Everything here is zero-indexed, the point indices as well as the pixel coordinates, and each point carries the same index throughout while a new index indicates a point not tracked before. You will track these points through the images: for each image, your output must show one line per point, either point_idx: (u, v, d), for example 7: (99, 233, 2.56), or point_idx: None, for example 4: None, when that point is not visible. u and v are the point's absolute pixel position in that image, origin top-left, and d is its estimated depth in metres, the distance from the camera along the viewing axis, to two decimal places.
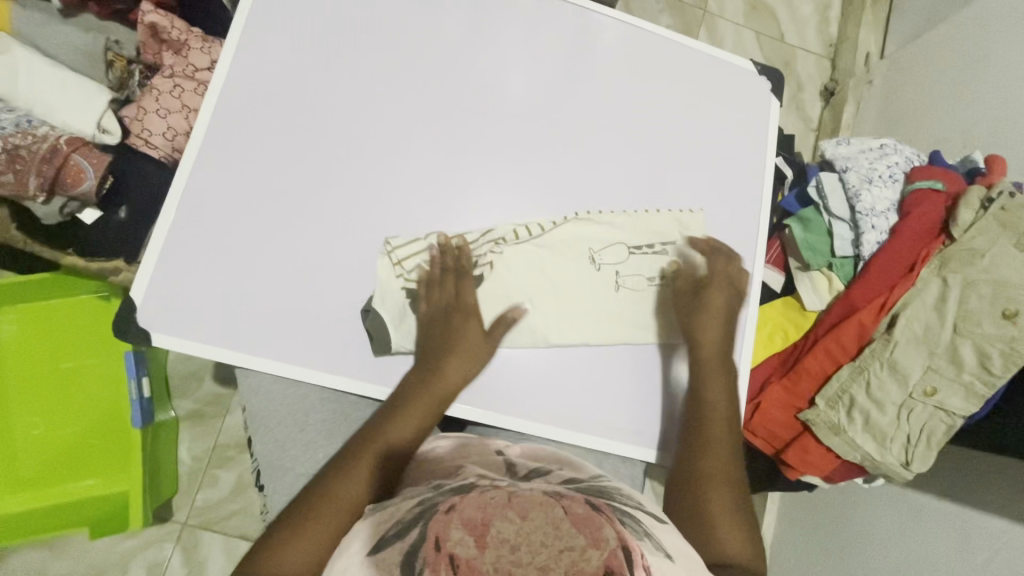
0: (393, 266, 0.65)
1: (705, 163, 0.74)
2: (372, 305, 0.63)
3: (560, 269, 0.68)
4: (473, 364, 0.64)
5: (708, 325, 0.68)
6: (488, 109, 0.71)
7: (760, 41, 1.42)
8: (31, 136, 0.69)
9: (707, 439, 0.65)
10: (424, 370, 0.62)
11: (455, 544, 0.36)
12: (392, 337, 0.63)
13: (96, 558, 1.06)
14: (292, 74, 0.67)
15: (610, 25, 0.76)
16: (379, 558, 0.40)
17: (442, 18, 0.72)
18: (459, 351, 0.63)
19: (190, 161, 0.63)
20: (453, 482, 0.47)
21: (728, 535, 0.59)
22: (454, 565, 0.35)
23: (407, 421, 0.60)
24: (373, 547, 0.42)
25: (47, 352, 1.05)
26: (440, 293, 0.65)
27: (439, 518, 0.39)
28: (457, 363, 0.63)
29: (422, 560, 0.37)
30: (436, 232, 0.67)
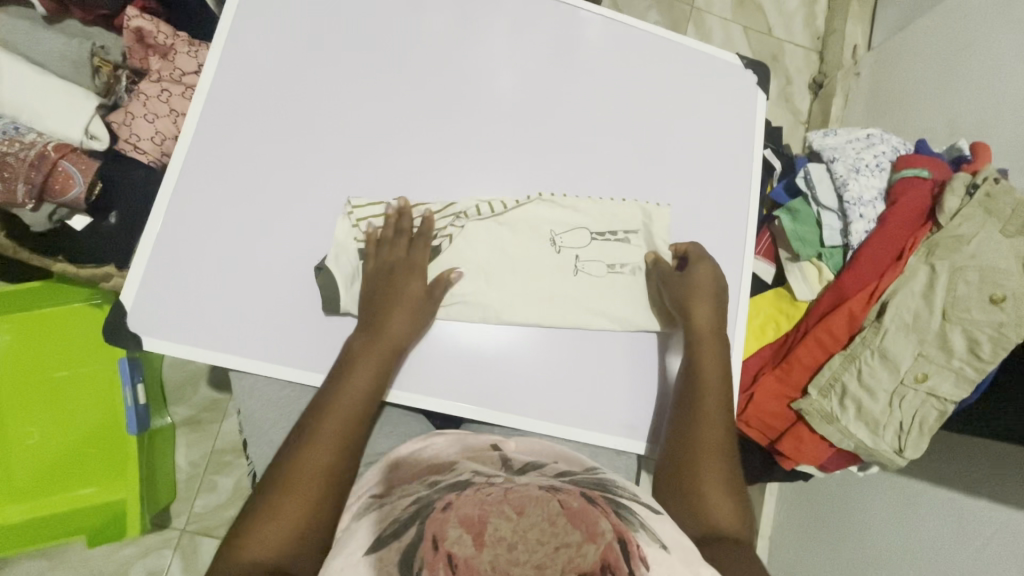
0: (352, 225, 0.65)
1: (694, 156, 0.75)
2: (325, 264, 0.63)
3: (519, 246, 0.68)
4: (417, 322, 0.63)
5: (701, 306, 0.66)
6: (476, 106, 0.71)
7: (748, 36, 1.43)
8: (18, 143, 0.69)
9: (698, 415, 0.63)
10: (367, 332, 0.61)
11: (451, 543, 0.36)
12: (341, 297, 0.63)
13: (95, 567, 1.06)
14: (279, 76, 0.67)
15: (596, 21, 0.77)
16: (377, 558, 0.40)
17: (428, 17, 0.72)
18: (401, 308, 0.62)
19: (178, 165, 0.63)
20: (448, 478, 0.48)
21: (718, 508, 0.59)
22: (451, 564, 0.35)
23: (355, 381, 0.59)
24: (370, 547, 0.42)
25: (41, 361, 1.05)
26: (390, 252, 0.65)
27: (436, 517, 0.39)
28: (400, 320, 0.62)
29: (419, 560, 0.37)
30: (394, 202, 0.67)
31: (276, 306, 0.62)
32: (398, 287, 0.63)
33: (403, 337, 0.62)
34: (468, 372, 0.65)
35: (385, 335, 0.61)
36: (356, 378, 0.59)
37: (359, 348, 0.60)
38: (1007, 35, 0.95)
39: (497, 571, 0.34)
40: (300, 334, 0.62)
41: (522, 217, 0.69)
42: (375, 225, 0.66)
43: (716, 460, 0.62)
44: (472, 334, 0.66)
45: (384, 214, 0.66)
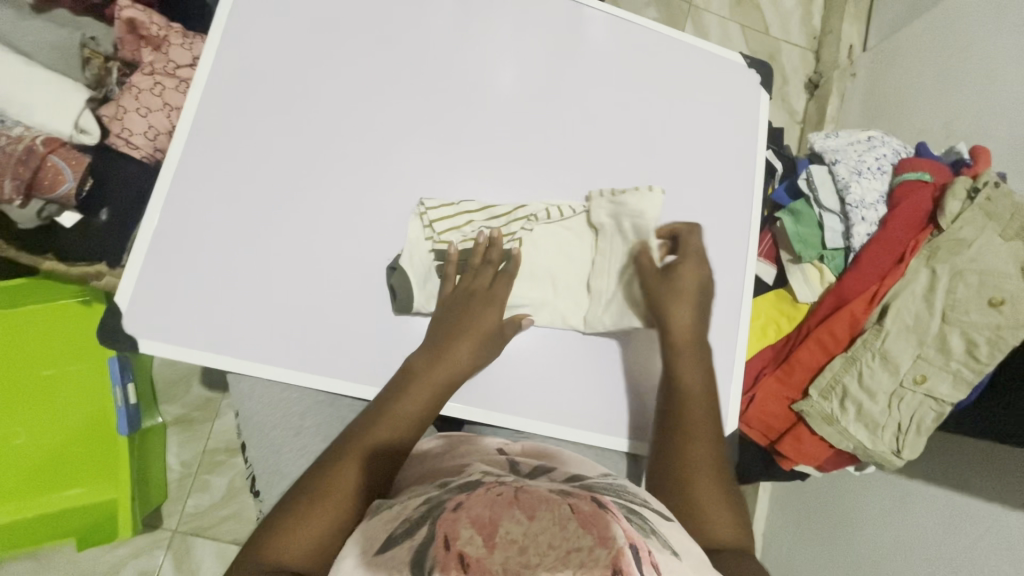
0: (424, 228, 0.65)
1: (698, 156, 0.75)
2: (399, 263, 0.64)
3: (575, 255, 0.69)
4: (481, 348, 0.63)
5: (678, 311, 0.66)
6: (480, 104, 0.70)
7: (745, 34, 1.43)
8: (5, 137, 0.66)
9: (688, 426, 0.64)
10: (432, 353, 0.62)
11: (464, 543, 0.36)
12: (415, 296, 0.64)
13: (84, 569, 1.04)
14: (279, 71, 0.66)
15: (600, 19, 0.76)
16: (387, 558, 0.39)
17: (431, 12, 0.71)
18: (467, 334, 0.63)
19: (173, 162, 0.61)
20: (458, 478, 0.47)
21: (718, 518, 0.59)
22: (464, 564, 0.35)
23: (413, 401, 0.59)
24: (380, 549, 0.41)
25: (26, 359, 1.02)
26: (472, 279, 0.65)
27: (448, 516, 0.39)
28: (467, 345, 0.62)
29: (430, 559, 0.36)
30: (474, 205, 0.67)
31: (277, 307, 0.61)
32: (471, 316, 0.64)
33: (464, 365, 0.62)
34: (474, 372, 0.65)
35: (447, 363, 0.61)
36: (412, 400, 0.59)
37: (411, 374, 0.60)
38: (1002, 38, 0.96)
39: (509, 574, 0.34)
40: (301, 335, 0.61)
41: (586, 229, 0.69)
42: (445, 224, 0.66)
43: (708, 469, 0.62)
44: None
45: (468, 214, 0.67)
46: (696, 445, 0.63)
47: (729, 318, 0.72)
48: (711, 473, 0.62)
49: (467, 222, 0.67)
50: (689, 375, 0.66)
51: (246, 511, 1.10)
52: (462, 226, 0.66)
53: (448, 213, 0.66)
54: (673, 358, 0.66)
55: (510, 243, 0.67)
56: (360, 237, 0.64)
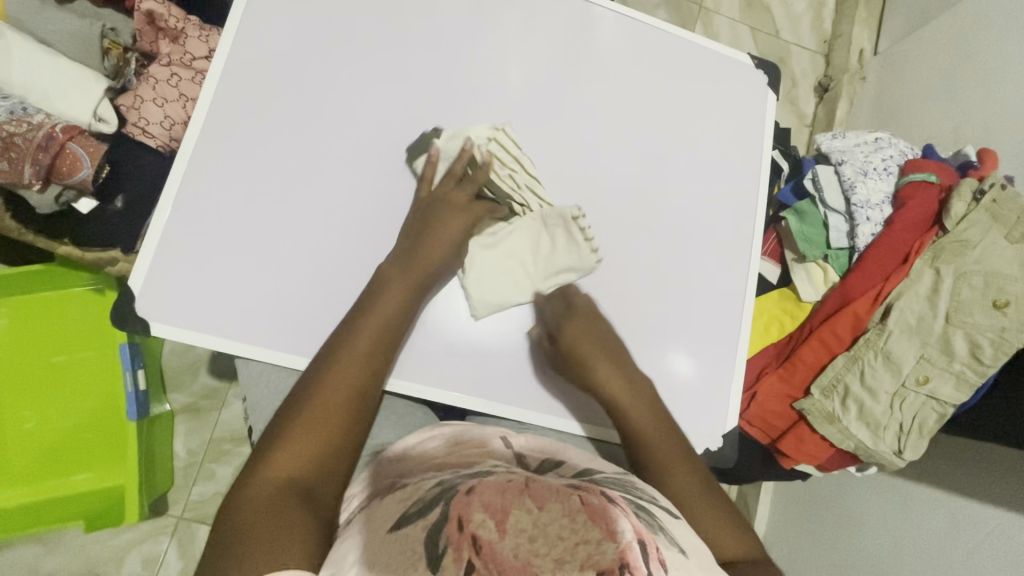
0: (477, 139, 0.68)
1: (704, 155, 0.75)
2: (433, 142, 0.67)
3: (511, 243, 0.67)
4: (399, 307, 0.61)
5: (583, 334, 0.65)
6: (488, 100, 0.71)
7: (755, 37, 1.43)
8: (26, 124, 0.67)
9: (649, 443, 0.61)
10: (353, 318, 0.59)
11: (477, 526, 0.36)
12: (416, 174, 0.67)
13: (91, 553, 1.06)
14: (292, 65, 0.67)
15: (609, 17, 0.76)
16: (400, 537, 0.39)
17: (442, 9, 0.72)
18: (388, 292, 0.61)
19: (188, 150, 0.63)
20: (470, 468, 0.48)
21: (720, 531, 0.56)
22: (476, 546, 0.35)
23: (339, 366, 0.56)
24: (395, 525, 0.41)
25: (39, 345, 1.04)
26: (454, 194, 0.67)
27: (460, 499, 0.39)
28: (389, 307, 0.60)
29: (444, 540, 0.36)
30: (521, 161, 0.68)
31: (284, 293, 0.62)
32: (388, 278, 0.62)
33: (390, 325, 0.60)
34: (471, 362, 0.65)
35: (369, 327, 0.59)
36: (340, 364, 0.56)
37: (342, 339, 0.58)
38: (1014, 42, 0.96)
39: (519, 560, 0.34)
40: (307, 321, 0.62)
41: (558, 237, 0.67)
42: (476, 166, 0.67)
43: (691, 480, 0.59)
44: (460, 329, 0.65)
45: (508, 168, 0.68)
46: (661, 454, 0.61)
47: (732, 316, 0.72)
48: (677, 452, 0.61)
49: (508, 169, 0.68)
50: (612, 373, 0.65)
51: None
52: (498, 169, 0.68)
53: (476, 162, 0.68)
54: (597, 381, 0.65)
55: (518, 214, 0.69)
56: (367, 228, 0.65)
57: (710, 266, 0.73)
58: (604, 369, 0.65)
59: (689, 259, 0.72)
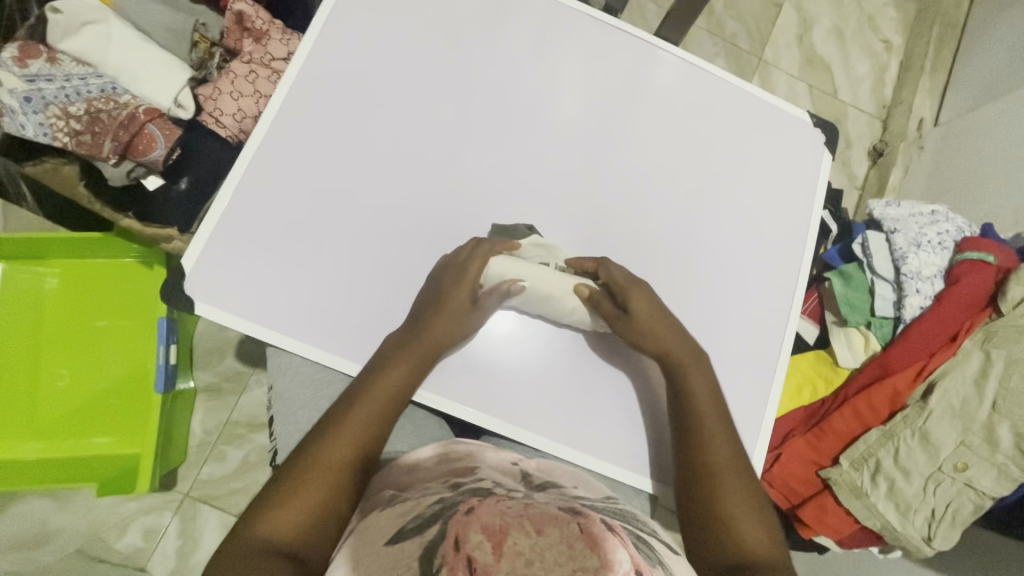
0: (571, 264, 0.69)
1: (753, 207, 0.75)
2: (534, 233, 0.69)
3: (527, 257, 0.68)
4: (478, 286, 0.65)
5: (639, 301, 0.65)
6: (541, 129, 0.72)
7: (813, 94, 1.43)
8: (113, 102, 0.71)
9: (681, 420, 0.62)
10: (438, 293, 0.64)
11: (473, 547, 0.35)
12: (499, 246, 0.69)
13: (98, 516, 1.08)
14: (362, 76, 0.70)
15: (672, 62, 0.77)
16: (395, 551, 0.39)
17: (510, 37, 0.75)
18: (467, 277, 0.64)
19: (255, 144, 0.66)
20: (469, 482, 0.48)
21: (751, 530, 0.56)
22: (471, 567, 0.34)
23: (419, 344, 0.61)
24: (393, 539, 0.41)
25: (84, 309, 1.10)
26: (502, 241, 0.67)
27: (459, 518, 0.39)
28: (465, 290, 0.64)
29: (438, 558, 0.36)
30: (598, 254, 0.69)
31: (324, 290, 0.64)
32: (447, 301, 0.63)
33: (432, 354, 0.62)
34: (494, 382, 0.65)
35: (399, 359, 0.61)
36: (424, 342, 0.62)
37: (389, 359, 0.61)
38: None
39: None
40: (342, 321, 0.64)
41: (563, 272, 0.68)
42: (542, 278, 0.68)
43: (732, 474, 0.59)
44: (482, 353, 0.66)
45: None
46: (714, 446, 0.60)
47: (763, 372, 0.71)
48: (734, 473, 0.60)
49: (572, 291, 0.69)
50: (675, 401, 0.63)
51: (255, 488, 1.12)
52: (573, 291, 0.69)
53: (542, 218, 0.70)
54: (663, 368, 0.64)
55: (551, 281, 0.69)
56: (410, 238, 0.67)
57: (747, 317, 0.72)
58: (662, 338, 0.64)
59: (724, 309, 0.71)
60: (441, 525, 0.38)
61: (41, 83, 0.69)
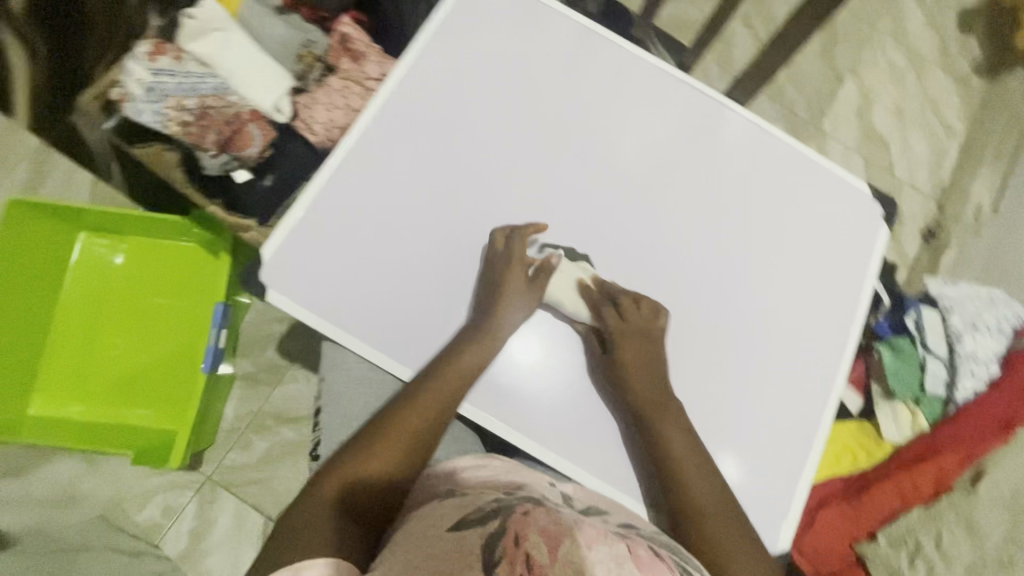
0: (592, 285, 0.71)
1: (806, 270, 0.76)
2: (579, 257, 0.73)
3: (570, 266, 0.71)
4: (522, 310, 0.67)
5: (643, 346, 0.68)
6: (607, 171, 0.76)
7: (868, 168, 1.44)
8: (223, 101, 0.79)
9: (681, 465, 0.64)
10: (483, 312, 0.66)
11: (531, 546, 0.38)
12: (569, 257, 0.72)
13: (124, 487, 1.13)
14: (448, 104, 0.75)
15: (739, 122, 0.80)
16: (457, 537, 0.42)
17: (586, 83, 0.79)
18: (510, 299, 0.66)
19: (342, 153, 0.71)
20: (521, 493, 0.51)
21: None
22: (529, 564, 0.37)
23: (466, 359, 0.64)
24: (454, 526, 0.44)
25: (146, 286, 1.16)
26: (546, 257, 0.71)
27: (516, 518, 0.42)
28: (508, 308, 0.66)
29: (499, 550, 0.39)
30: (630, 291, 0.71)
31: (385, 294, 0.67)
32: (491, 322, 0.65)
33: (474, 368, 0.64)
34: (536, 404, 0.67)
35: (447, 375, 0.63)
36: (467, 356, 0.64)
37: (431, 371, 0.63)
38: None
39: None
40: (397, 326, 0.67)
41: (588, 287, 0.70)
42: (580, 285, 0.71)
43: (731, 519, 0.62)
44: (525, 376, 0.68)
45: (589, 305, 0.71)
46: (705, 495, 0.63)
47: (801, 435, 0.70)
48: (733, 528, 0.62)
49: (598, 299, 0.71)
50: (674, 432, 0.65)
51: (274, 481, 1.15)
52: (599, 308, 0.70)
53: (598, 253, 0.73)
54: (660, 406, 0.66)
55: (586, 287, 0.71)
56: (472, 257, 0.70)
57: (789, 378, 0.72)
58: (658, 378, 0.68)
59: (767, 366, 0.72)
60: (502, 522, 0.41)
61: (164, 77, 0.77)
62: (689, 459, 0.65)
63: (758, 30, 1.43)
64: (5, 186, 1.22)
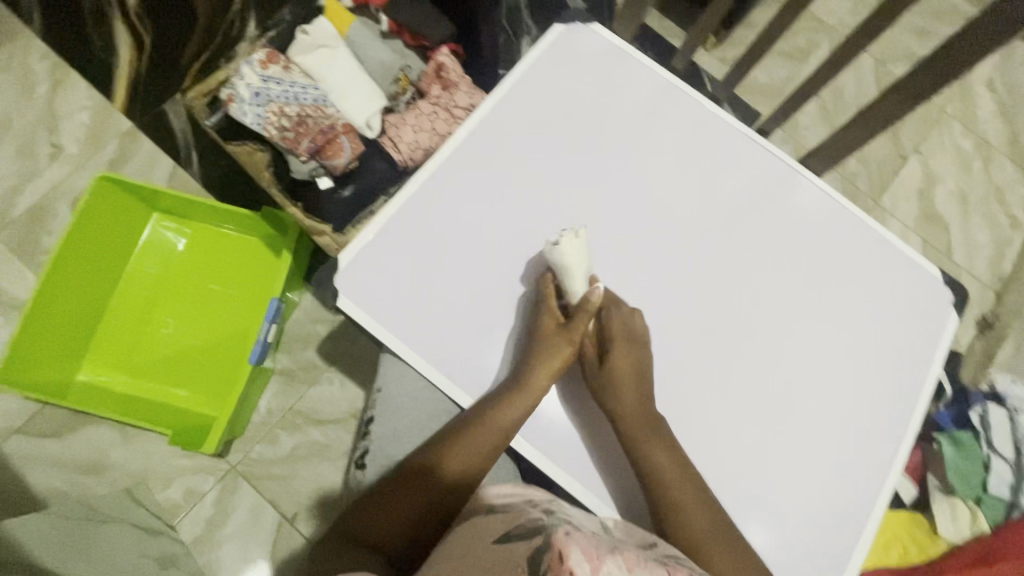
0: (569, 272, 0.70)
1: (866, 348, 0.75)
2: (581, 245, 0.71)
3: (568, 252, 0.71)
4: (557, 356, 0.68)
5: (629, 380, 0.68)
6: (676, 224, 0.77)
7: (925, 249, 1.42)
8: (321, 112, 0.84)
9: (669, 500, 0.64)
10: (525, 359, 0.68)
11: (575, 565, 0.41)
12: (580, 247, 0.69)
13: (151, 461, 1.13)
14: (530, 140, 0.78)
15: (812, 190, 0.81)
16: (505, 549, 0.45)
17: (665, 136, 0.81)
18: (548, 348, 0.68)
19: (426, 175, 0.74)
20: (554, 507, 0.55)
21: None
22: None
23: (511, 407, 0.65)
24: (500, 539, 0.47)
25: (205, 272, 1.21)
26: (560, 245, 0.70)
27: (561, 537, 0.45)
28: (546, 356, 0.67)
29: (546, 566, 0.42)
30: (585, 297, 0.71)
31: (449, 316, 0.69)
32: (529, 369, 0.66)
33: (513, 417, 0.65)
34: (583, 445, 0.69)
35: (490, 430, 0.64)
36: (510, 407, 0.65)
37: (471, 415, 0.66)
38: None
39: None
40: (456, 349, 0.69)
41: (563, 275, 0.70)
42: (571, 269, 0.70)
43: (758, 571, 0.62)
44: (570, 414, 0.70)
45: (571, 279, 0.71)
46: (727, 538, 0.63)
47: (847, 517, 0.68)
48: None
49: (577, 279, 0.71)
50: (659, 451, 0.66)
51: (296, 479, 1.16)
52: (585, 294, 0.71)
53: (659, 302, 0.74)
54: (635, 437, 0.66)
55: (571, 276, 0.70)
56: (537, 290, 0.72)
57: (840, 456, 0.70)
58: (640, 410, 0.67)
59: (818, 440, 0.71)
60: (547, 540, 0.44)
61: (271, 84, 0.82)
62: (679, 493, 0.64)
63: (826, 100, 1.44)
64: (93, 163, 1.29)
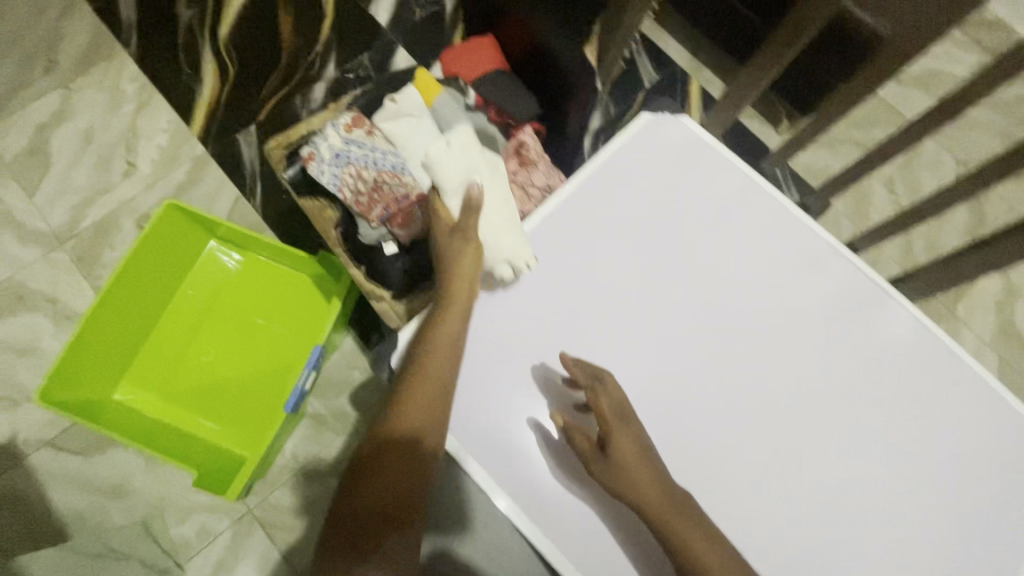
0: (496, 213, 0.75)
1: (957, 506, 0.67)
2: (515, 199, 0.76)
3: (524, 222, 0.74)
4: (461, 303, 0.68)
5: (641, 465, 0.62)
6: (752, 340, 0.72)
7: (1000, 368, 1.32)
8: (398, 180, 0.83)
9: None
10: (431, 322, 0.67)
11: None
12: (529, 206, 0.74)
13: (171, 492, 1.11)
14: (605, 234, 0.75)
15: (906, 319, 0.72)
16: None
17: (749, 241, 0.76)
18: (450, 299, 0.68)
19: (492, 262, 0.72)
20: None
21: None
22: None
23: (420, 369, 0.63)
24: None
25: (252, 304, 1.20)
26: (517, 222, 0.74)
27: None
28: (451, 309, 0.67)
29: None
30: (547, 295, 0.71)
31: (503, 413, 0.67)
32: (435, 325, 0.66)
33: (439, 380, 0.63)
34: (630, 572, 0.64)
35: (422, 397, 0.62)
36: (424, 368, 0.63)
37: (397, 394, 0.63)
38: None
39: None
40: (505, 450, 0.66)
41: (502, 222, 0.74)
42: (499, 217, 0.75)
43: None
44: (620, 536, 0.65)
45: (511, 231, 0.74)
46: None
47: None
48: None
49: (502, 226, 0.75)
50: (682, 524, 0.60)
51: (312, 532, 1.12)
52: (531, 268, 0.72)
53: (726, 425, 0.69)
54: (660, 519, 0.60)
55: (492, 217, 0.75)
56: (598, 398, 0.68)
57: None
58: (648, 489, 0.61)
59: None
60: None
61: (353, 147, 0.83)
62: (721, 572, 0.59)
63: (903, 198, 1.37)
64: (162, 183, 1.31)
